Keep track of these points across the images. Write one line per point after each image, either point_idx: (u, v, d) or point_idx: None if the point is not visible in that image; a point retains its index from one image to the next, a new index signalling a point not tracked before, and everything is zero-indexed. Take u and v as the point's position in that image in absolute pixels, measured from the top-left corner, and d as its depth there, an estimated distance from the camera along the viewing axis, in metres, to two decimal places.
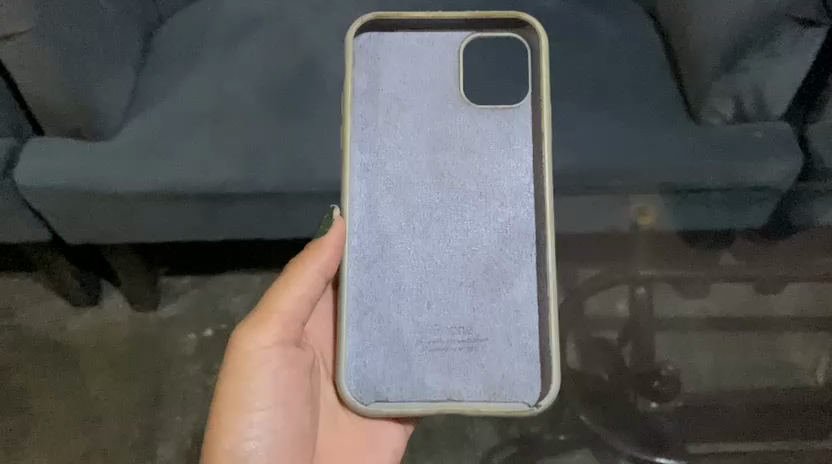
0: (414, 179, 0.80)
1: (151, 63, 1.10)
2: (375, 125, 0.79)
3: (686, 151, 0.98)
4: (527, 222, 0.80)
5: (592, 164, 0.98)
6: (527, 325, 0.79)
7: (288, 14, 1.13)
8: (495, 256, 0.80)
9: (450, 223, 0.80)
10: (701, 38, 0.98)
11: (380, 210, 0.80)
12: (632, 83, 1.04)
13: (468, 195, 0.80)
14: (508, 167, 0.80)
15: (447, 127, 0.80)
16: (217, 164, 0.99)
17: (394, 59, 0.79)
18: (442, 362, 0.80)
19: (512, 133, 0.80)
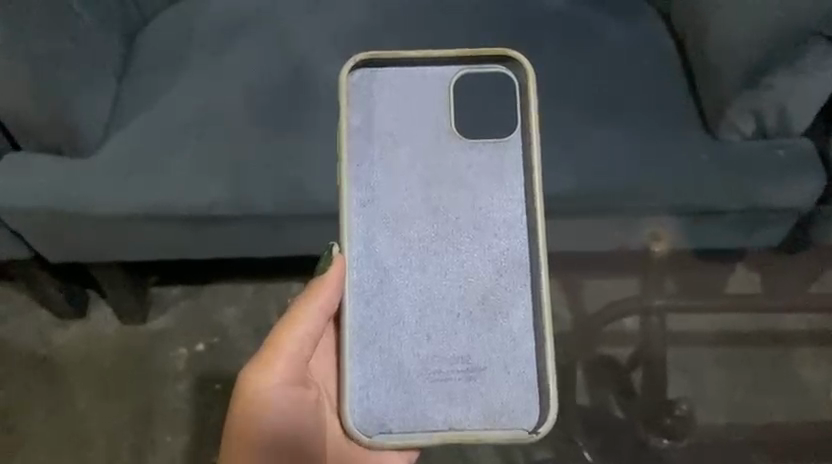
0: (411, 213, 0.79)
1: (134, 68, 1.03)
2: (370, 162, 0.78)
3: (704, 170, 0.93)
4: (524, 251, 0.78)
5: (603, 185, 0.93)
6: (525, 353, 0.78)
7: (277, 11, 1.05)
8: (492, 286, 0.79)
9: (447, 254, 0.79)
10: (722, 45, 0.91)
11: (378, 244, 0.78)
12: (646, 92, 0.97)
13: (465, 226, 0.79)
14: (503, 198, 0.79)
15: (442, 156, 0.79)
16: (206, 186, 0.93)
17: (387, 96, 0.79)
18: (444, 393, 0.78)
19: (505, 163, 0.79)
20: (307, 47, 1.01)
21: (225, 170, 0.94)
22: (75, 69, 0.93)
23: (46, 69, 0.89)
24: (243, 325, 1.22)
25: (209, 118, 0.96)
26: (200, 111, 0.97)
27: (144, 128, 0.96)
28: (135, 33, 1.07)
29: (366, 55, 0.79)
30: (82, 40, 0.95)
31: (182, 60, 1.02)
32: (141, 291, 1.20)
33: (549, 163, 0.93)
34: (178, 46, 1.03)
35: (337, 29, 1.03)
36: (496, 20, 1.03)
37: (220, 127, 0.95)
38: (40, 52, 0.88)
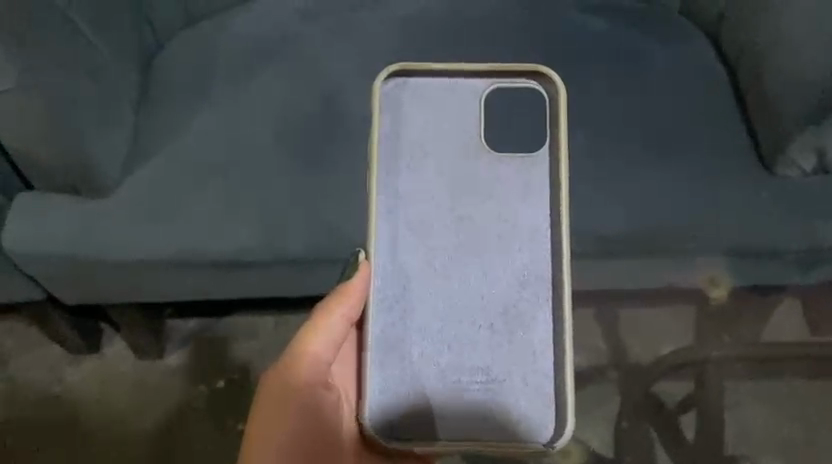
0: (435, 222, 0.77)
1: (152, 99, 0.97)
2: (399, 170, 0.77)
3: (762, 209, 0.88)
4: (546, 266, 0.77)
5: (655, 225, 0.88)
6: (544, 368, 0.76)
7: (306, 38, 1.00)
8: (513, 298, 0.77)
9: (469, 264, 0.77)
10: (786, 80, 0.87)
11: (402, 252, 0.77)
12: (699, 124, 0.92)
13: (488, 236, 0.77)
14: (526, 210, 0.77)
15: (467, 166, 0.78)
16: (237, 230, 0.88)
17: (418, 107, 0.78)
18: (462, 403, 0.76)
19: (529, 176, 0.78)
20: (338, 76, 0.96)
21: (256, 213, 0.88)
22: (95, 106, 0.87)
23: (65, 109, 0.83)
24: (265, 360, 1.16)
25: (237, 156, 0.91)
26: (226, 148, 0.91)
27: (167, 167, 0.91)
28: (151, 60, 1.01)
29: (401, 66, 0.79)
30: (99, 74, 0.88)
31: (204, 91, 0.96)
32: (155, 326, 1.14)
33: (598, 201, 0.88)
34: (199, 75, 0.97)
35: (369, 57, 0.98)
36: (537, 46, 0.98)
37: (249, 166, 0.90)
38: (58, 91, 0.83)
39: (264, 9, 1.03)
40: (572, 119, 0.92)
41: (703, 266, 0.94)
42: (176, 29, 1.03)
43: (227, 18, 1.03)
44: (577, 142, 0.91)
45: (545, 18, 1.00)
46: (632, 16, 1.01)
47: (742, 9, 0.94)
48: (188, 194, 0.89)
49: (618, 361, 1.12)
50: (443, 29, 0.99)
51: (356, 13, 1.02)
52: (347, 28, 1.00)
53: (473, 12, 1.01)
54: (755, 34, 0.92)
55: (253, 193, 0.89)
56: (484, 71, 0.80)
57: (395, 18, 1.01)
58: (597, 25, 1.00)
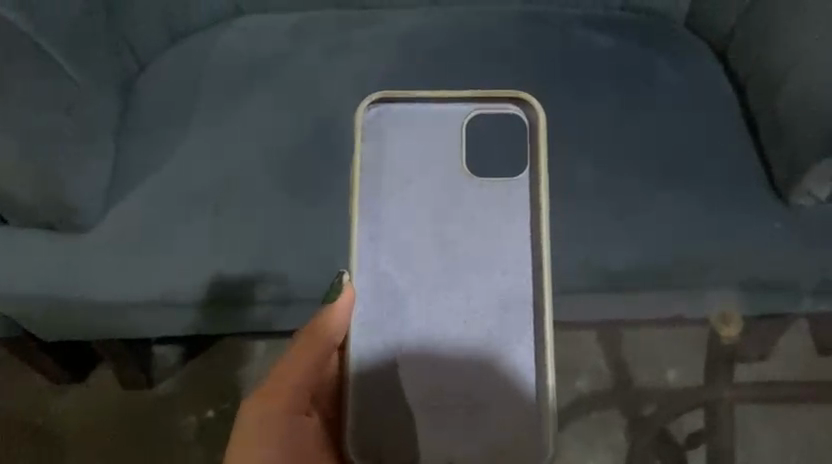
0: (416, 248, 0.72)
1: (135, 127, 0.92)
2: (379, 195, 0.72)
3: (776, 242, 0.84)
4: (529, 290, 0.71)
5: (665, 261, 0.84)
6: (528, 397, 0.70)
7: (297, 58, 0.96)
8: (495, 324, 0.71)
9: (451, 290, 0.71)
10: (799, 104, 0.83)
11: (384, 280, 0.72)
12: (709, 150, 0.88)
13: (471, 260, 0.71)
14: (510, 242, 0.71)
15: (451, 195, 0.73)
16: (224, 270, 0.84)
17: (398, 132, 0.74)
18: (444, 437, 0.70)
19: (514, 205, 0.73)
20: (330, 102, 0.91)
21: (245, 252, 0.84)
22: (73, 140, 0.83)
23: (41, 145, 0.79)
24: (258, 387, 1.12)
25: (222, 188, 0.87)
26: (211, 180, 0.87)
27: (152, 202, 0.87)
28: (131, 84, 0.96)
29: (383, 92, 0.75)
30: (77, 106, 0.84)
31: (190, 118, 0.91)
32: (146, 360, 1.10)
33: (605, 236, 0.85)
34: (185, 100, 0.93)
35: (363, 81, 0.93)
36: (538, 70, 0.95)
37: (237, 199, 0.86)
38: (32, 126, 0.78)
39: (253, 30, 0.99)
40: (576, 146, 0.89)
41: (710, 299, 0.90)
42: (159, 50, 0.99)
43: (214, 38, 0.98)
44: (584, 174, 0.87)
45: (546, 40, 0.97)
46: (636, 36, 0.98)
47: (751, 29, 0.91)
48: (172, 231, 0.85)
49: (621, 388, 1.10)
50: (440, 53, 0.96)
51: (350, 34, 0.98)
52: (341, 49, 0.96)
53: (471, 34, 0.98)
54: (766, 57, 0.88)
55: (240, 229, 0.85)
56: (467, 96, 0.77)
57: (391, 40, 0.97)
58: (600, 45, 0.97)
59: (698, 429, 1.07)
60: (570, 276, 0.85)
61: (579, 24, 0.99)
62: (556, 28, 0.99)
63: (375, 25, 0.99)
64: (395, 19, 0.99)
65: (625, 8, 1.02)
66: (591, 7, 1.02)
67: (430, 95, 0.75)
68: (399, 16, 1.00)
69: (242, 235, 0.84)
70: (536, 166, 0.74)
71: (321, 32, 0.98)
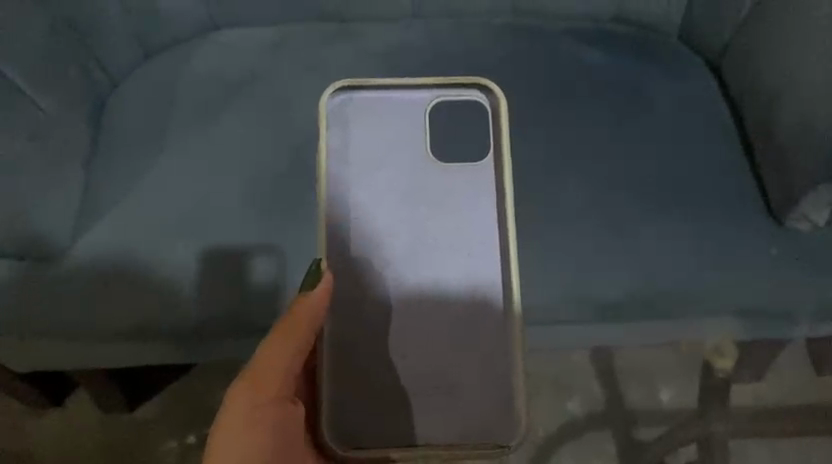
0: (387, 232, 0.75)
1: (107, 153, 0.89)
2: (348, 182, 0.76)
3: (772, 269, 0.81)
4: (496, 273, 0.75)
5: (657, 291, 0.81)
6: (500, 374, 0.74)
7: (275, 77, 0.93)
8: (467, 304, 0.75)
9: (424, 272, 0.75)
10: (796, 129, 0.79)
11: (355, 263, 0.75)
12: (700, 175, 0.85)
13: (441, 244, 0.75)
14: (474, 219, 0.76)
15: (419, 176, 0.77)
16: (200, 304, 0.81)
17: (362, 121, 0.77)
18: (424, 411, 0.74)
19: (479, 183, 0.77)
20: (308, 125, 0.89)
21: (219, 282, 0.82)
22: (37, 168, 0.80)
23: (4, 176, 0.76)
24: None
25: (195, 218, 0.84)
26: (184, 208, 0.84)
27: (124, 234, 0.84)
28: (103, 105, 0.93)
29: (349, 80, 0.78)
30: (40, 133, 0.81)
31: (161, 144, 0.89)
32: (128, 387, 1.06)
33: (594, 265, 0.82)
34: (158, 123, 0.90)
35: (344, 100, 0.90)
36: (526, 87, 0.91)
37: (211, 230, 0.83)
38: None
39: (230, 47, 0.96)
40: (563, 170, 0.86)
41: (709, 328, 0.87)
42: (132, 68, 0.95)
43: (189, 56, 0.95)
44: (572, 199, 0.85)
45: (534, 55, 0.94)
46: (627, 50, 0.95)
47: (743, 46, 0.88)
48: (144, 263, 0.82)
49: (613, 406, 1.07)
50: (423, 70, 0.93)
51: (330, 50, 0.94)
52: (321, 67, 0.93)
53: (455, 50, 0.95)
54: (759, 76, 0.85)
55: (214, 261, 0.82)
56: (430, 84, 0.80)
57: (373, 56, 0.94)
58: (589, 60, 0.94)
59: (692, 454, 1.04)
60: (560, 306, 0.82)
61: (568, 37, 0.96)
62: (544, 42, 0.95)
63: (357, 41, 0.96)
64: (377, 34, 0.96)
65: (616, 21, 0.98)
66: (581, 20, 0.98)
67: (390, 84, 0.78)
68: (381, 30, 0.96)
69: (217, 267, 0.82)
70: (499, 153, 0.79)
71: (300, 48, 0.95)
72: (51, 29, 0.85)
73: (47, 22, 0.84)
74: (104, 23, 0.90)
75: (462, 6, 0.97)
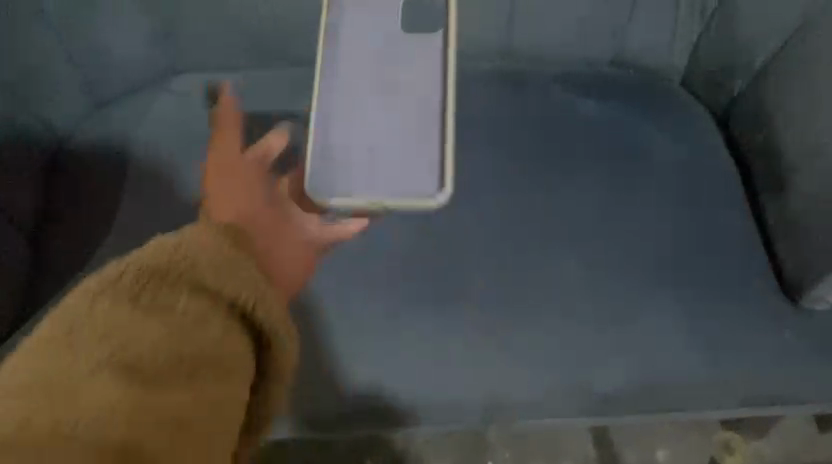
0: (358, 96, 0.70)
1: (53, 225, 0.81)
2: (333, 63, 0.71)
3: (784, 356, 0.75)
4: (433, 107, 0.69)
5: (662, 381, 0.75)
6: (492, 360, 0.75)
7: (245, 133, 0.86)
8: (411, 125, 0.69)
9: (370, 111, 0.70)
10: (814, 205, 0.73)
11: (332, 128, 0.69)
12: (706, 248, 0.79)
13: (395, 88, 0.71)
14: (422, 90, 0.70)
15: (385, 68, 0.71)
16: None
17: (343, 32, 0.72)
18: (425, 388, 0.75)
19: (422, 100, 0.70)
20: None
21: None
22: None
23: None
24: None
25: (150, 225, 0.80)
26: None
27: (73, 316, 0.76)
28: (51, 163, 0.85)
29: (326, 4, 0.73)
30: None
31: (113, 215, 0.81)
32: None
33: (594, 353, 0.76)
34: (114, 187, 0.83)
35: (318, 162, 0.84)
36: (518, 149, 0.85)
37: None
38: None
39: (193, 98, 0.88)
40: (560, 245, 0.80)
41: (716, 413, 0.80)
42: (83, 118, 0.87)
43: (147, 109, 0.87)
44: (571, 278, 0.78)
45: (523, 111, 0.87)
46: (626, 102, 0.88)
47: (756, 104, 0.81)
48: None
49: None
50: None
51: (303, 104, 0.88)
52: (291, 124, 0.87)
53: None
54: (776, 143, 0.78)
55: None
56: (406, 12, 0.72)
57: None
58: (582, 115, 0.87)
59: None
60: (559, 397, 0.75)
61: (561, 86, 0.89)
62: (537, 92, 0.88)
63: None
64: None
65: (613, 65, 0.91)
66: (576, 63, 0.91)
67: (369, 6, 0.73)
68: None
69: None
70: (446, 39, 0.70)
71: (269, 102, 0.88)
72: None
73: None
74: (48, 78, 0.80)
75: None
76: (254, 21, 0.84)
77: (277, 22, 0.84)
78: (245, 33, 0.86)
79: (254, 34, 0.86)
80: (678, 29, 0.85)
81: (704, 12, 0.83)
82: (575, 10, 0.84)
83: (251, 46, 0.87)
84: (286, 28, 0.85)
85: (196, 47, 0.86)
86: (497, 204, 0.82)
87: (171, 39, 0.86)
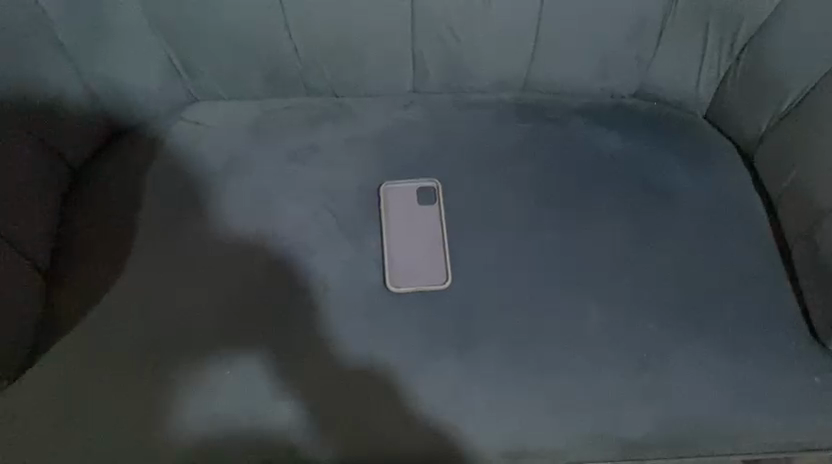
0: (367, 229, 0.81)
1: (67, 260, 0.79)
2: (350, 164, 0.84)
3: (816, 406, 0.72)
4: (431, 255, 0.80)
5: (694, 427, 0.72)
6: (520, 376, 0.73)
7: (261, 166, 0.84)
8: (411, 288, 0.77)
9: (379, 260, 0.79)
10: None
11: (338, 305, 0.77)
12: (731, 290, 0.77)
13: (395, 232, 0.81)
14: (422, 242, 0.81)
15: (396, 201, 0.83)
16: (159, 405, 0.72)
17: (351, 133, 0.86)
18: (453, 412, 0.71)
19: (423, 224, 0.82)
20: (293, 230, 0.81)
21: (199, 358, 0.74)
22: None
23: None
24: None
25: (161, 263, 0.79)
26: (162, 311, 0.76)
27: (79, 359, 0.74)
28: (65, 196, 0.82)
29: (343, 89, 0.88)
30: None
31: (124, 256, 0.79)
32: None
33: (618, 397, 0.72)
34: (127, 223, 0.81)
35: (335, 196, 0.83)
36: (538, 185, 0.83)
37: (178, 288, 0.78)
38: None
39: (208, 129, 0.86)
40: (581, 285, 0.78)
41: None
42: (98, 150, 0.85)
43: (161, 140, 0.86)
44: (594, 320, 0.76)
45: (544, 145, 0.86)
46: (648, 137, 0.86)
47: (784, 143, 0.79)
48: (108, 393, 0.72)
49: None
50: (421, 162, 0.85)
51: (319, 135, 0.86)
52: (305, 155, 0.85)
53: (456, 137, 0.86)
54: (806, 183, 0.76)
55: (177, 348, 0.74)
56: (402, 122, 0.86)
57: (365, 144, 0.86)
58: (604, 150, 0.85)
59: None
60: (586, 445, 0.71)
61: (582, 120, 0.87)
62: (557, 126, 0.87)
63: (350, 122, 0.87)
64: (373, 116, 0.87)
65: (636, 99, 0.89)
66: (597, 98, 0.89)
67: (385, 91, 0.88)
68: (376, 111, 0.87)
69: (175, 333, 0.75)
70: (436, 182, 0.84)
71: (284, 133, 0.86)
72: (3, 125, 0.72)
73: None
74: (61, 109, 0.79)
75: (466, 83, 0.88)
76: (271, 52, 0.83)
77: (296, 52, 0.83)
78: (262, 63, 0.84)
79: (271, 64, 0.84)
80: (705, 63, 0.83)
81: (732, 48, 0.81)
82: (599, 42, 0.82)
83: (268, 76, 0.86)
84: (304, 58, 0.84)
85: (212, 77, 0.85)
86: (517, 241, 0.80)
87: (187, 69, 0.84)
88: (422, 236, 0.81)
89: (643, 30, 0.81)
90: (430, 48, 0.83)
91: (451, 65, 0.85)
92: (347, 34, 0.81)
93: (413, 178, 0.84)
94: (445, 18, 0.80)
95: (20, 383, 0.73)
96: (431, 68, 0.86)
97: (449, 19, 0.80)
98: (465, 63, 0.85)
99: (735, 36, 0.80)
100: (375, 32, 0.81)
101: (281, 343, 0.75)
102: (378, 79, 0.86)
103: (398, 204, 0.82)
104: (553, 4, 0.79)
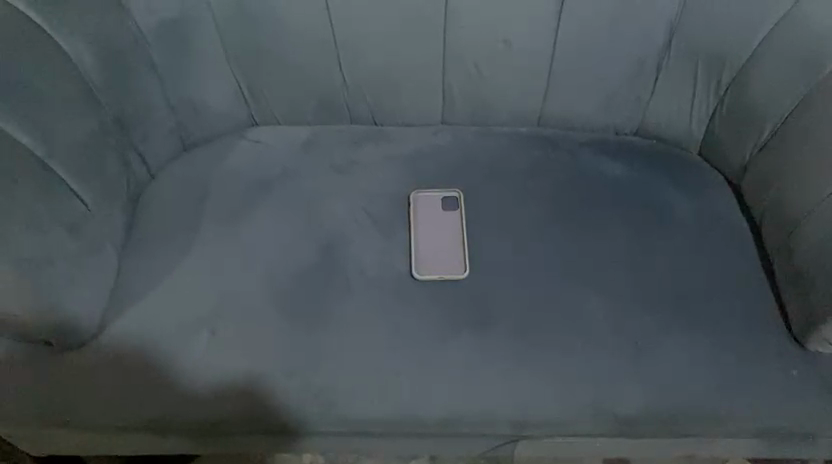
0: (398, 228, 0.93)
1: (139, 245, 0.92)
2: (386, 177, 0.97)
3: (792, 393, 0.80)
4: (453, 250, 0.91)
5: (679, 406, 0.80)
6: (526, 355, 0.83)
7: (308, 175, 0.98)
8: (435, 276, 0.88)
9: (407, 254, 0.91)
10: (816, 254, 0.79)
11: (368, 290, 0.87)
12: (716, 292, 0.87)
13: (422, 231, 0.93)
14: (445, 239, 0.92)
15: (424, 207, 0.95)
16: (177, 404, 0.81)
17: (387, 152, 0.99)
18: (464, 382, 0.81)
19: (448, 226, 0.93)
20: (334, 226, 0.93)
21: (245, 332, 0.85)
22: (70, 265, 0.80)
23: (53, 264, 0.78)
24: None
25: (209, 258, 0.90)
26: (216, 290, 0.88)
27: (131, 338, 0.84)
28: (140, 195, 0.96)
29: (383, 116, 1.02)
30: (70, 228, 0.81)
31: (187, 244, 0.91)
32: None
33: (611, 377, 0.81)
34: (184, 225, 0.93)
35: (371, 201, 0.95)
36: (548, 198, 0.95)
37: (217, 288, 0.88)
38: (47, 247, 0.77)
39: (266, 145, 1.00)
40: (584, 283, 0.88)
41: (740, 440, 0.82)
42: (170, 158, 0.99)
43: (225, 152, 1.00)
44: (594, 311, 0.86)
45: (556, 167, 0.98)
46: (646, 165, 0.98)
47: (764, 168, 0.90)
48: (153, 371, 0.82)
49: None
50: (447, 178, 0.97)
51: (360, 153, 0.99)
52: (347, 168, 0.98)
53: (479, 158, 0.99)
54: (782, 199, 0.86)
55: (190, 356, 0.83)
56: (432, 147, 1.00)
57: (399, 161, 0.99)
58: (607, 174, 0.97)
59: None
60: (581, 416, 0.80)
61: (590, 148, 1.00)
62: (567, 153, 0.99)
63: (386, 144, 1.00)
64: (407, 139, 1.01)
65: (637, 134, 1.02)
66: (604, 132, 1.02)
67: (420, 119, 1.02)
68: (410, 135, 1.01)
69: (217, 317, 0.86)
70: (460, 194, 0.96)
71: (330, 150, 1.00)
72: (100, 124, 0.87)
73: (98, 118, 0.86)
74: (147, 119, 0.93)
75: (490, 114, 1.01)
76: (323, 81, 0.97)
77: (343, 82, 0.97)
78: (314, 90, 0.98)
79: (323, 92, 0.98)
80: (696, 102, 0.96)
81: (718, 89, 0.94)
82: (605, 81, 0.96)
83: (319, 103, 1.00)
84: (350, 88, 0.98)
85: (271, 101, 1.00)
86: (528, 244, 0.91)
87: (251, 93, 0.99)
88: (446, 236, 0.92)
89: (642, 70, 0.94)
90: (459, 82, 0.97)
91: (476, 97, 0.99)
92: (388, 68, 0.95)
93: (440, 189, 0.96)
94: (472, 56, 0.94)
95: (93, 342, 0.84)
96: (459, 100, 0.99)
97: (475, 57, 0.94)
98: (489, 97, 0.99)
99: (721, 78, 0.93)
100: (413, 67, 0.95)
101: (309, 329, 0.85)
102: (412, 108, 1.00)
103: (425, 209, 0.95)
104: (565, 46, 0.93)
